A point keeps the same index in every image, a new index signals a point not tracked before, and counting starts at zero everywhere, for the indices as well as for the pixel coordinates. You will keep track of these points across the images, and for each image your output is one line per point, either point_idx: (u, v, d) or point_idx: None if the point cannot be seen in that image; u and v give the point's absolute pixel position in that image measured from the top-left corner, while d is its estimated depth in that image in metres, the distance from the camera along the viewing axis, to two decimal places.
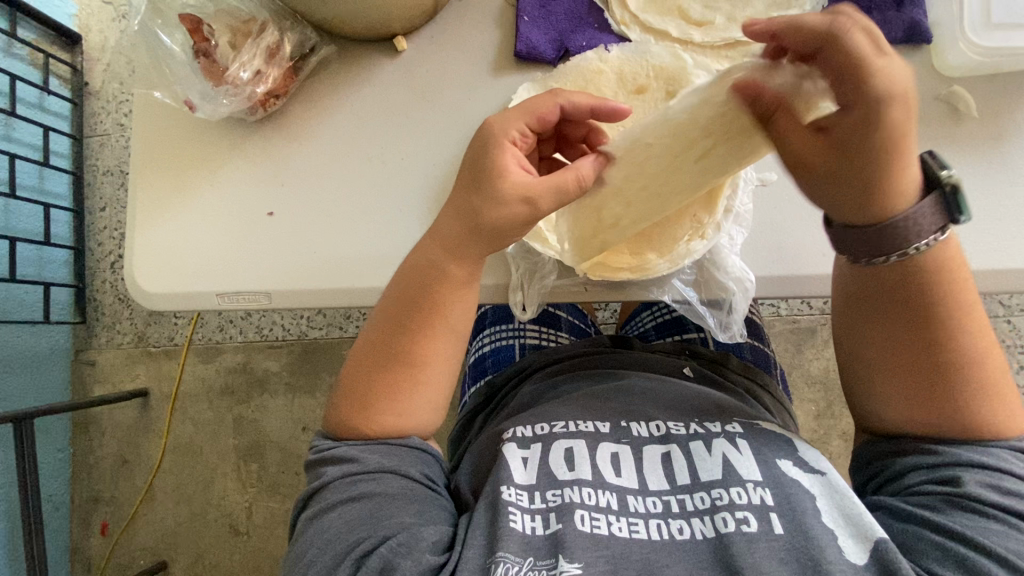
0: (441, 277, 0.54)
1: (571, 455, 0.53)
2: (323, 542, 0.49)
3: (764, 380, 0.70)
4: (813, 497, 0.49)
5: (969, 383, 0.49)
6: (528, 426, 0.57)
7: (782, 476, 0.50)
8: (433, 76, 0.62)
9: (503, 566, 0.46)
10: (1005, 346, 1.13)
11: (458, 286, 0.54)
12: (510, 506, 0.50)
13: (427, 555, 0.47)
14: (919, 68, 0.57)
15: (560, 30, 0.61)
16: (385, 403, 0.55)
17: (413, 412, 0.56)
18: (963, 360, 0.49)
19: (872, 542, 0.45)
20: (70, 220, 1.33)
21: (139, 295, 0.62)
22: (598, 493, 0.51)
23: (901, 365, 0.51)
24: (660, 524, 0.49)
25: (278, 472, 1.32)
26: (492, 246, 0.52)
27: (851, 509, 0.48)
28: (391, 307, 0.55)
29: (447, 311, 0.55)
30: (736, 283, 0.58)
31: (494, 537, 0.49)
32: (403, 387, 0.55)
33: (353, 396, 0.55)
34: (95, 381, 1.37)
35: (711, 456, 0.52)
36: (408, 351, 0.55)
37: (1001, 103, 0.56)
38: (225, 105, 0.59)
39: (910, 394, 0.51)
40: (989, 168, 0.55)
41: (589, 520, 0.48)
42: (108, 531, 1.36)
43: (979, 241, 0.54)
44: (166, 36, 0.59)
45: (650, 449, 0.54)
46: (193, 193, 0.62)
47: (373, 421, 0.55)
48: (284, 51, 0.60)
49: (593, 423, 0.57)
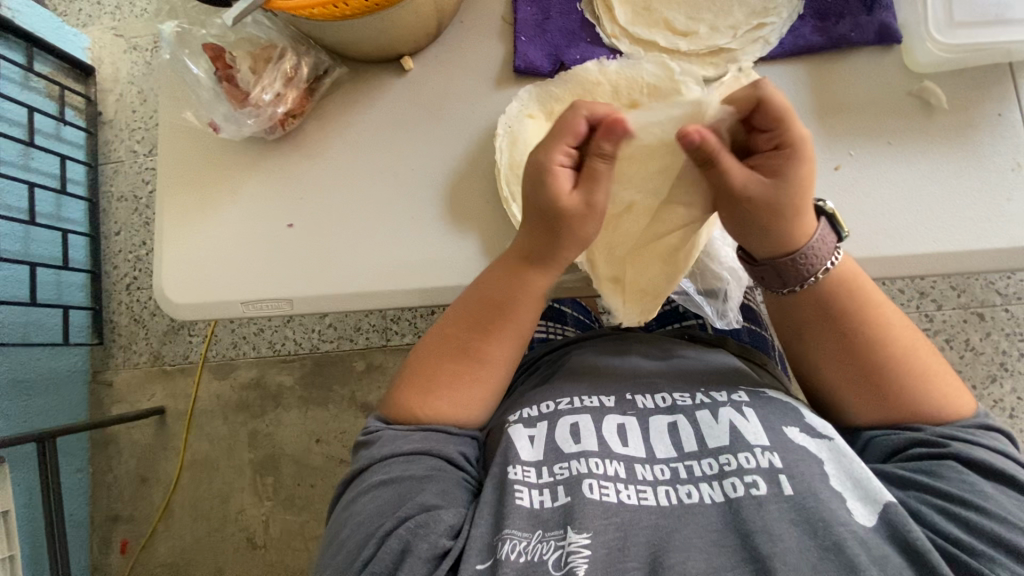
0: (523, 281, 0.57)
1: (577, 429, 0.53)
2: (354, 524, 0.50)
3: (763, 359, 0.70)
4: (823, 462, 0.49)
5: (900, 379, 0.53)
6: (534, 407, 0.58)
7: (789, 441, 0.50)
8: (438, 90, 0.66)
9: (510, 542, 0.46)
10: (1003, 334, 1.16)
11: (535, 289, 0.57)
12: (517, 484, 0.50)
13: (441, 539, 0.48)
14: (891, 67, 0.61)
15: (555, 44, 0.66)
16: (447, 389, 0.57)
17: (465, 406, 0.57)
18: (892, 364, 0.53)
19: (881, 504, 0.46)
20: (86, 244, 1.38)
21: (167, 305, 0.66)
22: (606, 463, 0.50)
23: (847, 379, 0.55)
24: (669, 490, 0.48)
25: (294, 484, 1.34)
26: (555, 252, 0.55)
27: (859, 472, 0.48)
28: (462, 311, 0.58)
29: (522, 315, 0.58)
30: (729, 271, 0.64)
31: (500, 515, 0.49)
32: (466, 380, 0.57)
33: (409, 382, 0.58)
34: (113, 400, 1.40)
35: (718, 424, 0.52)
36: (478, 350, 0.57)
37: (969, 97, 0.60)
38: (248, 126, 0.63)
39: (865, 400, 0.54)
40: (963, 159, 0.58)
41: (598, 489, 0.48)
42: (128, 549, 1.38)
43: (953, 227, 0.57)
44: (192, 64, 0.64)
45: (657, 419, 0.55)
46: (216, 209, 0.66)
47: (435, 410, 0.56)
48: (301, 75, 0.64)
49: (597, 398, 0.57)
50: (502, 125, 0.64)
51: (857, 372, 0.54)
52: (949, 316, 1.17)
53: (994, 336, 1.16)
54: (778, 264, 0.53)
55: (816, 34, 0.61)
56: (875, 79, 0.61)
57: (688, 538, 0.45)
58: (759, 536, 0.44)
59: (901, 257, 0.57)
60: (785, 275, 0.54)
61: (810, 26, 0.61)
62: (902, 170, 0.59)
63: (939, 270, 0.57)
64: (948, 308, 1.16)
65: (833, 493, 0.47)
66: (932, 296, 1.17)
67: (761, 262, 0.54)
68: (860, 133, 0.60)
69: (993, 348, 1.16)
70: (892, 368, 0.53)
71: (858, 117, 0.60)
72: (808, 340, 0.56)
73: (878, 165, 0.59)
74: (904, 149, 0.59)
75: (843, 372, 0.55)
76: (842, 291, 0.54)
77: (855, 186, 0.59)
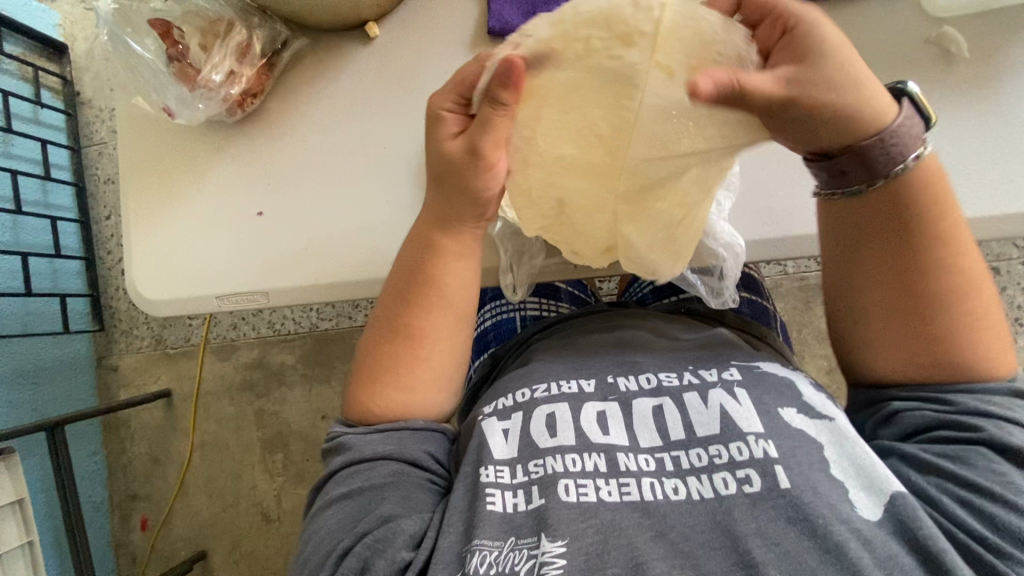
0: (441, 245, 0.56)
1: (553, 421, 0.51)
2: (316, 542, 0.49)
3: (763, 333, 0.67)
4: (822, 447, 0.47)
5: (951, 321, 0.49)
6: (510, 397, 0.56)
7: (786, 426, 0.48)
8: (410, 59, 0.61)
9: (480, 554, 0.44)
10: (1019, 289, 1.11)
11: (451, 254, 0.56)
12: (490, 487, 0.48)
13: (401, 552, 0.46)
14: (907, 11, 0.55)
15: (533, 1, 0.60)
16: (391, 375, 0.56)
17: (417, 388, 0.56)
18: (947, 300, 0.49)
19: (888, 496, 0.44)
20: (77, 231, 1.35)
21: (143, 302, 0.63)
22: (584, 458, 0.48)
23: (895, 309, 0.51)
24: (654, 483, 0.46)
25: (303, 460, 1.36)
26: (460, 214, 0.56)
27: (864, 459, 0.46)
28: (391, 287, 0.57)
29: (448, 280, 0.57)
30: (725, 248, 0.59)
31: (472, 521, 0.47)
32: (405, 361, 0.56)
33: (363, 371, 0.57)
34: (119, 385, 1.41)
35: (708, 409, 0.50)
36: (408, 326, 0.56)
37: (996, 41, 0.54)
38: (202, 110, 0.59)
39: (908, 335, 0.50)
40: (984, 112, 0.53)
41: (574, 489, 0.46)
42: (148, 526, 1.42)
43: (974, 188, 0.52)
44: (136, 43, 0.59)
45: (641, 402, 0.52)
46: (183, 198, 0.62)
47: (380, 402, 0.55)
48: (255, 50, 0.59)
49: (577, 384, 0.55)
50: None
51: (900, 306, 0.50)
52: None
53: (1010, 291, 1.11)
54: (863, 153, 0.47)
55: None
56: (890, 25, 0.55)
57: (673, 540, 0.43)
58: (750, 539, 0.42)
59: None
60: (861, 167, 0.48)
61: None
62: None
63: None
64: None
65: (834, 484, 0.44)
66: None
67: (839, 157, 0.48)
68: None
69: (1009, 303, 1.11)
70: (946, 308, 0.49)
71: (871, 70, 0.55)
72: (863, 259, 0.51)
73: None
74: None
75: (893, 300, 0.51)
76: (914, 210, 0.49)
77: None
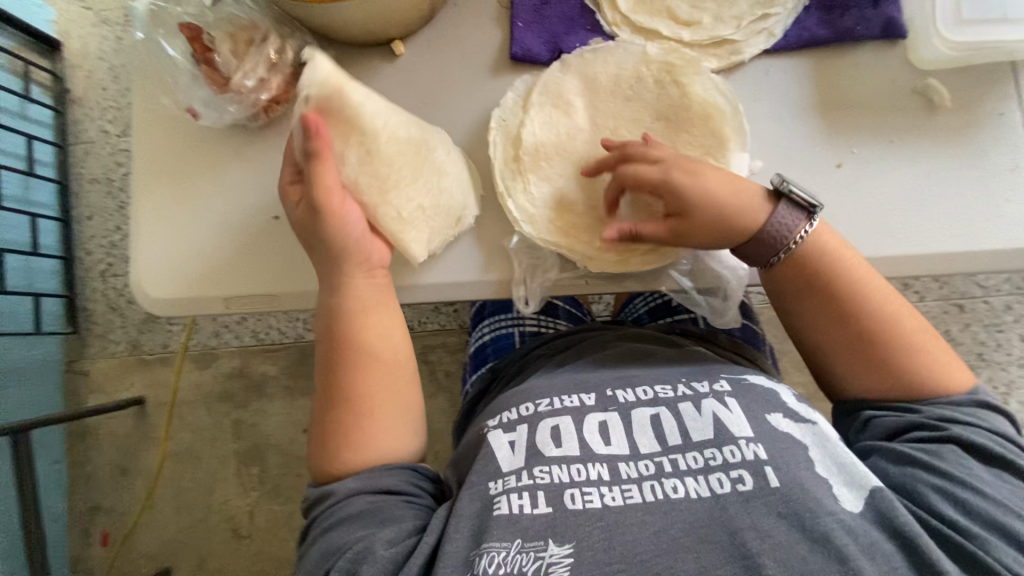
0: (353, 295, 0.58)
1: (558, 433, 0.52)
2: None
3: (753, 356, 0.70)
4: (806, 448, 0.49)
5: (896, 355, 0.53)
6: (514, 410, 0.57)
7: (773, 431, 0.50)
8: (432, 77, 0.64)
9: (489, 556, 0.45)
10: (982, 326, 1.18)
11: (363, 305, 0.58)
12: (498, 496, 0.49)
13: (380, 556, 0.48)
14: (897, 63, 0.61)
15: (553, 32, 0.63)
16: (344, 432, 0.56)
17: (374, 437, 0.56)
18: (894, 340, 0.54)
19: (867, 490, 0.47)
20: (56, 229, 1.32)
21: (145, 301, 0.63)
22: (588, 467, 0.50)
23: (850, 349, 0.55)
24: (654, 484, 0.48)
25: (280, 474, 1.33)
26: (347, 257, 0.57)
27: (845, 457, 0.49)
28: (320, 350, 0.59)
29: (369, 326, 0.58)
30: (731, 271, 0.63)
31: (480, 529, 0.48)
32: (348, 417, 0.56)
33: (318, 436, 0.57)
34: (90, 390, 1.36)
35: (701, 416, 0.51)
36: (343, 381, 0.57)
37: (971, 95, 0.60)
38: (228, 111, 0.60)
39: (866, 368, 0.55)
40: (960, 155, 0.59)
41: (580, 497, 0.48)
42: (109, 542, 1.35)
43: (948, 223, 0.58)
44: (168, 44, 0.60)
45: (640, 412, 0.53)
46: (196, 199, 0.63)
47: (341, 459, 0.55)
48: (285, 58, 0.60)
49: (578, 397, 0.56)
50: (496, 117, 0.62)
51: (851, 342, 0.55)
52: (932, 307, 1.18)
53: (974, 328, 1.18)
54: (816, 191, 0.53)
55: (822, 26, 0.61)
56: (879, 75, 0.61)
57: (679, 545, 0.44)
58: (746, 532, 0.44)
59: (901, 256, 0.58)
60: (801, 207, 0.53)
61: (815, 18, 0.61)
62: (903, 167, 0.59)
63: (935, 270, 0.58)
64: (931, 299, 1.17)
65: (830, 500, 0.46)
66: (916, 288, 1.18)
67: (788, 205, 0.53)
68: (864, 130, 0.60)
69: (972, 338, 1.17)
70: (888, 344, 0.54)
71: (863, 115, 0.60)
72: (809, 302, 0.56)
73: (880, 162, 0.60)
74: (904, 147, 0.60)
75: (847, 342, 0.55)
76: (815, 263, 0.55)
77: (855, 184, 0.59)
